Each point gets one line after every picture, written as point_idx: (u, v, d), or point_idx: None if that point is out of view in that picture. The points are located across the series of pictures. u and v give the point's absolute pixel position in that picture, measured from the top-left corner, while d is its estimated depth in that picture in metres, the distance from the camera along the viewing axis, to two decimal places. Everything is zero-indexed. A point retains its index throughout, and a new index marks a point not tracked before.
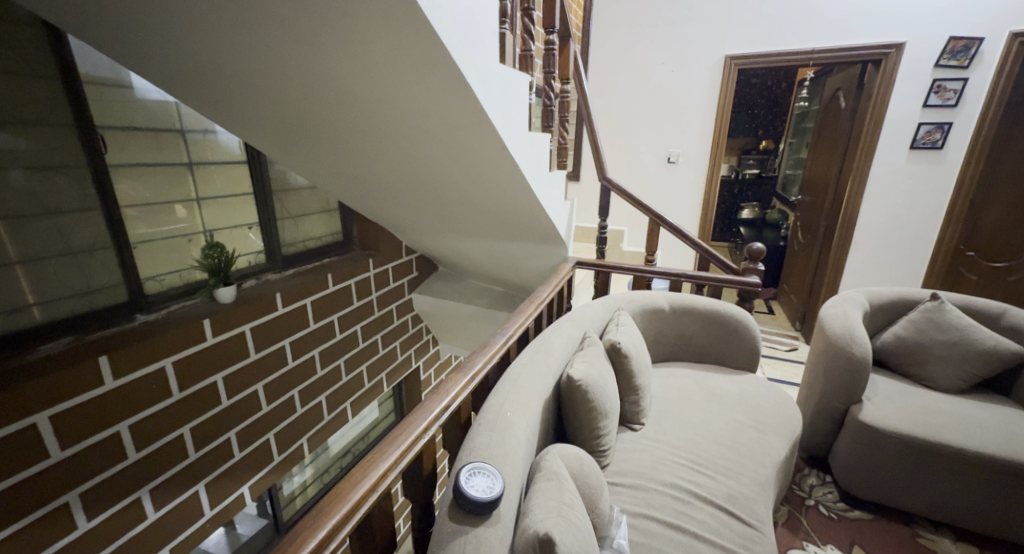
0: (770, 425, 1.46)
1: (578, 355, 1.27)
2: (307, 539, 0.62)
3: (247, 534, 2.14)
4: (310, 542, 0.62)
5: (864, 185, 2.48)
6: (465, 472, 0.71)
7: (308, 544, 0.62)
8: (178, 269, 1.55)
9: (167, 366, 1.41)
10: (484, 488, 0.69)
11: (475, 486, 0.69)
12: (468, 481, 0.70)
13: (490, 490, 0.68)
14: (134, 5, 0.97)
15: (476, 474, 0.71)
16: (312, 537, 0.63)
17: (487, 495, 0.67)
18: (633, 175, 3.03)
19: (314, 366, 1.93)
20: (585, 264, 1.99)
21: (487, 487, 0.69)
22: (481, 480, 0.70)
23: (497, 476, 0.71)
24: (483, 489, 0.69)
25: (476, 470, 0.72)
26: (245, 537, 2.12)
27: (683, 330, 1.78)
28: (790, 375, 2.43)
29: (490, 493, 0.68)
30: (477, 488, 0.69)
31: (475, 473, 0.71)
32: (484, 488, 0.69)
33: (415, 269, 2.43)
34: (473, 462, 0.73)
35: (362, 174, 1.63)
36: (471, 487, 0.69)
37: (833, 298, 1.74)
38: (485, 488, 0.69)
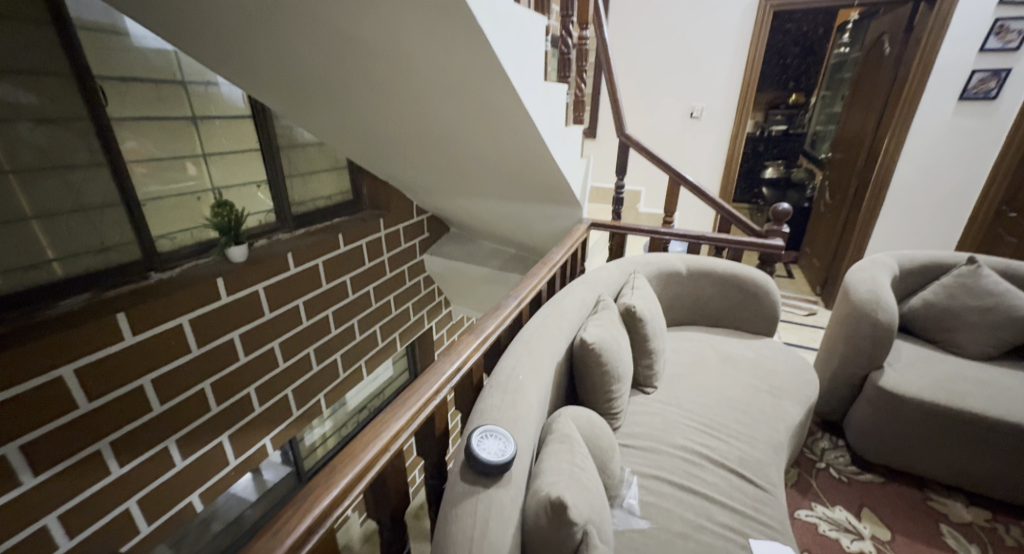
0: (785, 390, 1.43)
1: (592, 319, 1.25)
2: (319, 496, 0.63)
3: (272, 480, 2.26)
4: (323, 499, 0.62)
5: (903, 141, 2.33)
6: (476, 434, 0.70)
7: (322, 502, 0.62)
8: (189, 227, 1.54)
9: (184, 323, 1.43)
10: (497, 451, 0.68)
11: (487, 449, 0.68)
12: (480, 444, 0.69)
13: (501, 454, 0.67)
14: None
15: (487, 438, 0.70)
16: (325, 495, 0.63)
17: (499, 458, 0.67)
18: (653, 131, 2.90)
19: (328, 326, 1.95)
20: (601, 225, 1.93)
21: (499, 450, 0.68)
22: (492, 443, 0.69)
23: (509, 439, 0.70)
24: (495, 452, 0.68)
25: (488, 432, 0.71)
26: (270, 483, 2.24)
27: (700, 294, 1.73)
28: (806, 340, 2.39)
29: (502, 457, 0.67)
30: (488, 451, 0.68)
31: (487, 435, 0.70)
32: (496, 451, 0.68)
33: (426, 230, 2.39)
34: (486, 424, 0.72)
35: (367, 128, 1.57)
36: (483, 450, 0.68)
37: (861, 262, 1.66)
38: (496, 451, 0.68)
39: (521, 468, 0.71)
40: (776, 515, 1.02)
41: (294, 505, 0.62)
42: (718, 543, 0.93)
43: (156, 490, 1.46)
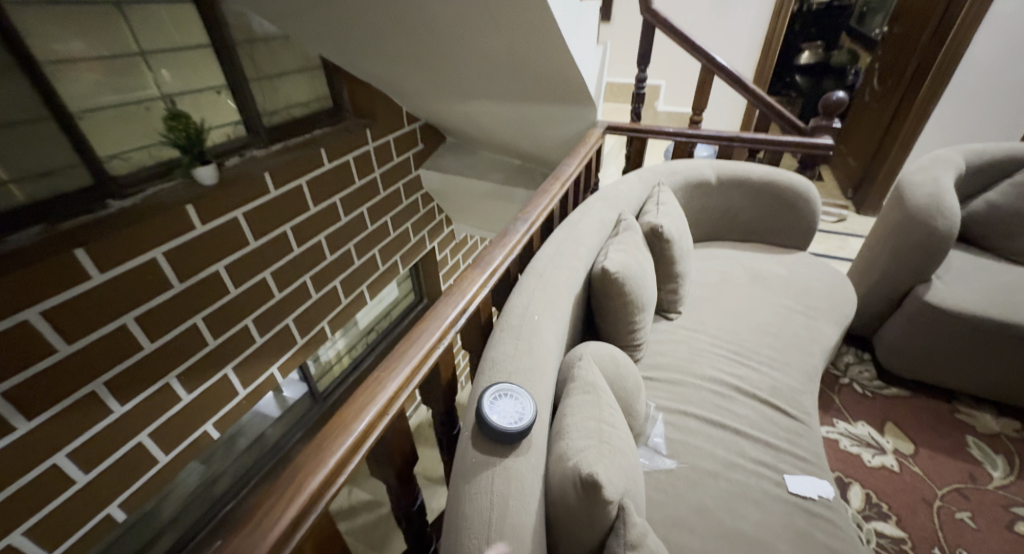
0: (821, 309, 1.32)
1: (613, 242, 1.09)
2: (308, 478, 0.53)
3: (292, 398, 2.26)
4: (312, 481, 0.53)
5: (985, 9, 1.94)
6: (488, 394, 0.59)
7: (310, 484, 0.53)
8: (144, 145, 1.36)
9: (158, 257, 1.29)
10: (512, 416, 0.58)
11: (500, 409, 0.58)
12: (493, 405, 0.58)
13: (515, 422, 0.57)
14: None
15: (502, 399, 0.59)
16: (314, 476, 0.53)
17: (513, 426, 0.56)
18: (680, 9, 2.47)
19: (323, 252, 1.81)
20: (618, 128, 1.68)
21: (514, 416, 0.57)
22: (507, 407, 0.58)
23: (528, 400, 0.59)
24: (510, 416, 0.57)
25: (503, 391, 0.60)
26: (291, 400, 2.24)
27: (729, 205, 1.55)
28: (835, 250, 2.23)
29: (516, 424, 0.56)
30: (500, 416, 0.57)
31: (500, 395, 0.60)
32: (512, 415, 0.57)
33: (419, 141, 2.14)
34: (502, 384, 0.60)
35: (339, 12, 1.28)
36: (495, 413, 0.57)
37: (921, 162, 1.44)
38: (512, 415, 0.57)
39: (541, 427, 0.62)
40: (811, 447, 0.95)
41: (276, 491, 0.52)
42: (751, 480, 0.86)
43: (165, 424, 1.44)
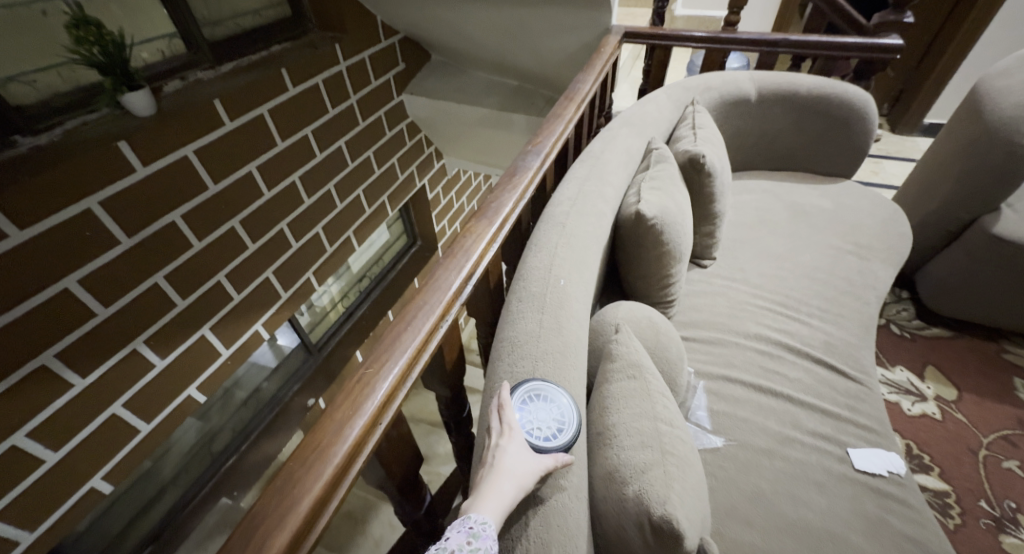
0: (875, 249, 1.17)
1: (645, 176, 0.90)
2: (271, 539, 0.39)
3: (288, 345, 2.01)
4: (280, 536, 0.39)
5: None
6: (520, 394, 0.49)
7: (279, 539, 0.39)
8: (52, 65, 1.07)
9: (94, 208, 1.07)
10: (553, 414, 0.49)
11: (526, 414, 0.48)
12: (520, 411, 0.48)
13: (551, 439, 0.47)
14: None
15: (534, 400, 0.49)
16: (279, 535, 0.39)
17: (545, 444, 0.47)
18: None
19: (299, 195, 1.58)
20: (637, 35, 1.40)
21: (550, 432, 0.47)
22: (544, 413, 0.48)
23: (568, 404, 0.49)
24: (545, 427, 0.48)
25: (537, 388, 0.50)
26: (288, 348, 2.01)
27: (769, 127, 1.32)
28: (868, 176, 2.04)
29: (550, 443, 0.47)
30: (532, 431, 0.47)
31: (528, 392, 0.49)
32: (548, 426, 0.48)
33: (401, 60, 1.84)
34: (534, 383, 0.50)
35: None
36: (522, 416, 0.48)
37: (1007, 66, 1.22)
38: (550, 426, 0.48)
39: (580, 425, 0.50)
40: (875, 413, 0.87)
41: None
42: (812, 458, 0.78)
43: (141, 393, 1.30)
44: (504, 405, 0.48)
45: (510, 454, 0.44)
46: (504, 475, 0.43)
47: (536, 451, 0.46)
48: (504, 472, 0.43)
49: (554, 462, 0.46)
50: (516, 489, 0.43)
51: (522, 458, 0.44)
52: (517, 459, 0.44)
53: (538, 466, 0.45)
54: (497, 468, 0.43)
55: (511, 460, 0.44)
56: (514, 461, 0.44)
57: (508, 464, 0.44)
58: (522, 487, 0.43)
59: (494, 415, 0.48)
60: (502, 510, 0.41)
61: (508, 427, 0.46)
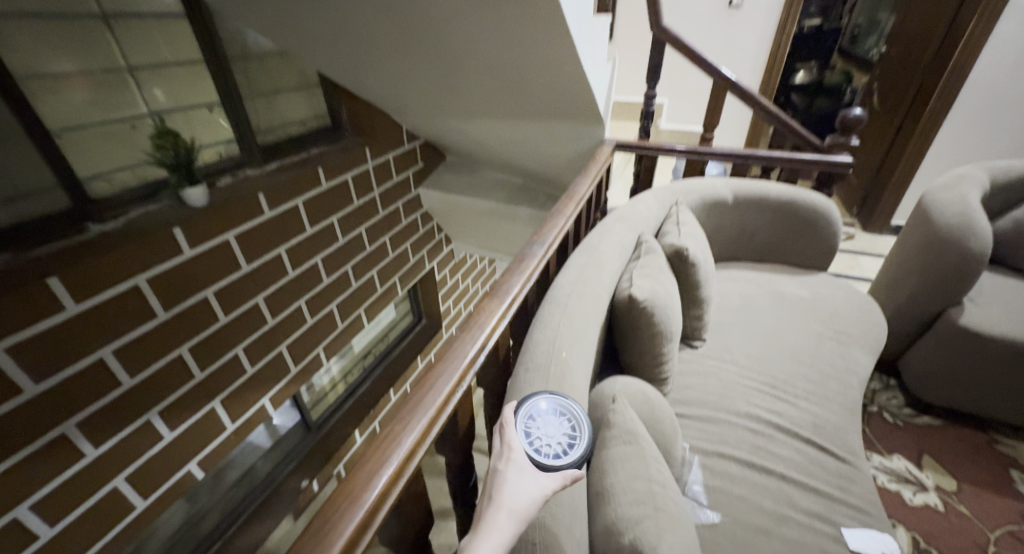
0: (852, 336, 1.28)
1: (636, 266, 1.02)
2: None
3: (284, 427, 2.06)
4: None
5: (990, 26, 1.93)
6: (542, 407, 0.60)
7: None
8: (131, 165, 1.27)
9: (142, 284, 1.19)
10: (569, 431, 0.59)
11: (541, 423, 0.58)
12: (524, 432, 0.56)
13: (553, 458, 0.54)
14: None
15: (546, 420, 0.58)
16: None
17: (547, 459, 0.53)
18: (684, 25, 2.39)
19: (319, 275, 1.71)
20: (627, 146, 1.63)
21: (555, 451, 0.55)
22: (558, 425, 0.58)
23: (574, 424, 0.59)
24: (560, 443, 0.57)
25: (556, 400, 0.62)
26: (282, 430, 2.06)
27: (746, 225, 1.49)
28: (847, 269, 2.20)
29: (552, 461, 0.53)
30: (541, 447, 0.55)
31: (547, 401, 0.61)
32: (553, 445, 0.55)
33: (420, 159, 2.09)
34: (550, 396, 0.62)
35: (339, 25, 1.22)
36: (531, 434, 0.56)
37: (945, 180, 1.43)
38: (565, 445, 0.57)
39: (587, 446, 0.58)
40: (866, 494, 0.91)
41: None
42: (808, 538, 0.81)
43: (147, 465, 1.31)
44: (506, 425, 0.55)
45: (509, 482, 0.50)
46: (503, 509, 0.48)
47: (537, 472, 0.52)
48: (502, 505, 0.48)
49: (554, 483, 0.51)
50: (515, 520, 0.47)
51: (517, 488, 0.50)
52: (515, 488, 0.50)
53: (537, 494, 0.50)
54: (495, 501, 0.48)
55: (508, 492, 0.49)
56: (510, 493, 0.49)
57: (506, 493, 0.49)
58: (522, 517, 0.48)
59: (499, 438, 0.55)
60: (502, 540, 0.45)
61: (506, 450, 0.52)
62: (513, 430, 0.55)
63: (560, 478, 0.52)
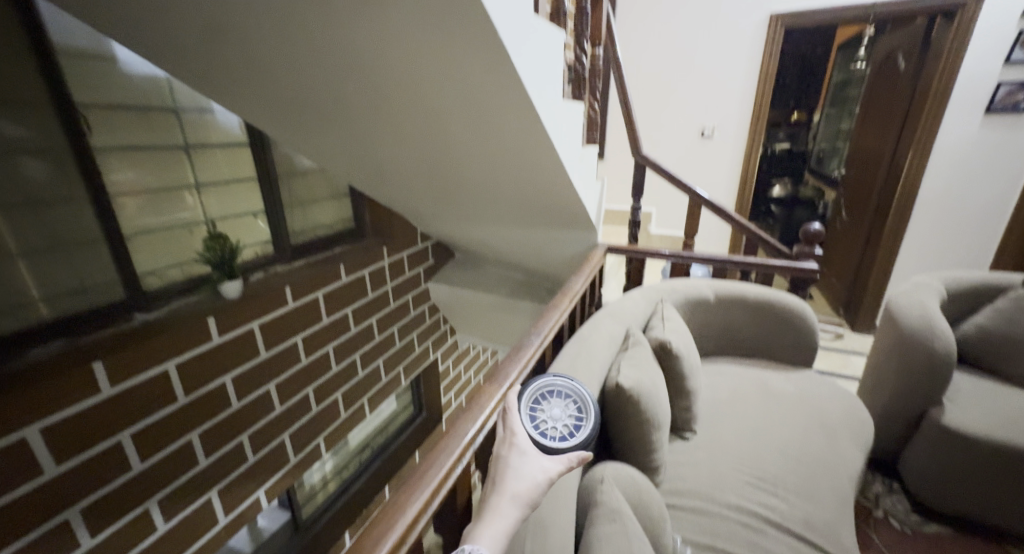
0: (839, 431, 1.33)
1: (624, 357, 1.13)
2: None
3: (268, 529, 1.94)
4: None
5: (928, 155, 2.24)
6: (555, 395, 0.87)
7: None
8: (180, 262, 1.41)
9: (170, 369, 1.28)
10: (571, 414, 0.84)
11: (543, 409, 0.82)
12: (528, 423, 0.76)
13: (553, 439, 0.75)
14: None
15: (550, 410, 0.82)
16: None
17: (549, 437, 0.76)
18: (665, 149, 2.75)
19: (328, 363, 1.80)
20: (618, 249, 1.82)
21: (555, 435, 0.76)
22: (562, 413, 0.83)
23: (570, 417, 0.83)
24: (562, 424, 0.82)
25: (561, 388, 0.88)
26: (266, 532, 1.92)
27: (730, 323, 1.62)
28: (838, 367, 2.28)
29: (552, 441, 0.75)
30: (543, 431, 0.77)
31: (550, 389, 0.86)
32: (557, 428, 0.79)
33: (430, 257, 2.29)
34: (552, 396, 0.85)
35: (375, 154, 1.48)
36: (532, 424, 0.77)
37: (906, 287, 1.60)
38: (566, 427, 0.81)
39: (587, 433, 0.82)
40: None
41: None
42: None
43: None
44: (512, 417, 0.75)
45: (512, 466, 0.67)
46: (508, 492, 0.64)
47: (538, 455, 0.71)
48: (507, 488, 0.65)
49: (551, 463, 0.70)
50: (517, 497, 0.64)
51: (520, 470, 0.67)
52: (517, 473, 0.67)
53: (537, 474, 0.67)
54: (502, 486, 0.65)
55: (512, 476, 0.66)
56: (513, 476, 0.66)
57: (511, 476, 0.66)
58: (522, 492, 0.65)
59: (505, 432, 0.73)
60: (508, 506, 0.62)
61: (512, 440, 0.71)
62: (517, 418, 0.75)
63: (556, 459, 0.71)
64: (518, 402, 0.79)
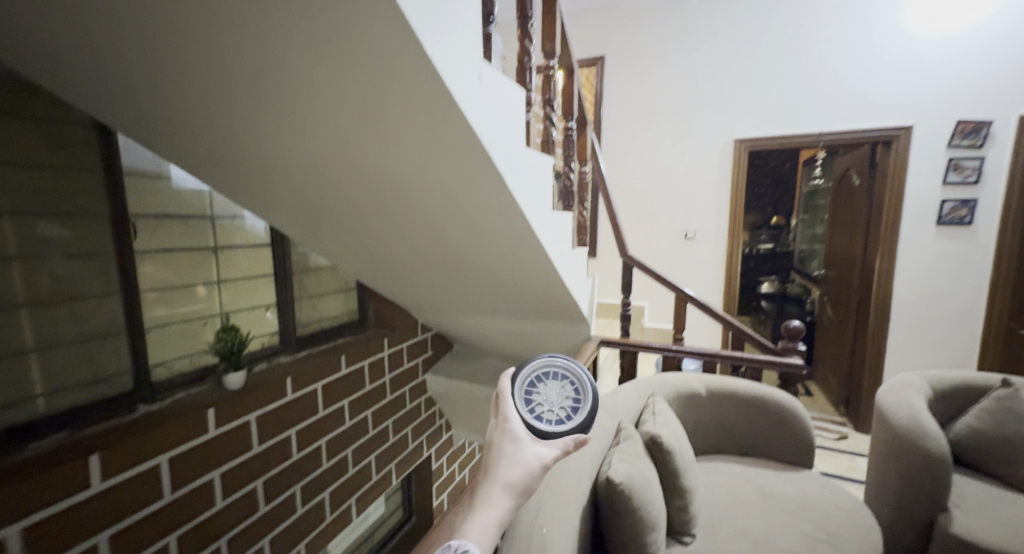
0: (843, 537, 1.28)
1: (616, 452, 1.14)
2: None
3: None
4: None
5: (894, 258, 2.42)
6: (551, 374, 0.87)
7: None
8: (190, 353, 1.47)
9: (162, 463, 1.26)
10: (567, 397, 0.85)
11: (536, 391, 0.82)
12: (523, 405, 0.77)
13: (547, 424, 0.76)
14: (199, 106, 1.02)
15: (544, 391, 0.83)
16: None
17: (541, 419, 0.77)
18: (652, 250, 2.95)
19: (319, 458, 1.77)
20: (610, 342, 1.89)
21: (551, 419, 0.78)
22: (557, 395, 0.84)
23: (566, 403, 0.83)
24: (558, 406, 0.82)
25: (557, 370, 0.88)
26: None
27: (724, 418, 1.63)
28: (845, 470, 2.22)
29: (545, 426, 0.76)
30: (539, 416, 0.77)
31: (546, 373, 0.87)
32: (552, 413, 0.80)
33: (429, 348, 2.35)
34: (547, 375, 0.86)
35: (383, 254, 1.62)
36: (528, 407, 0.78)
37: (891, 385, 1.65)
38: (563, 410, 0.82)
39: (583, 415, 0.83)
40: None
41: None
42: None
43: None
44: (505, 398, 0.75)
45: (505, 458, 0.68)
46: (499, 484, 0.65)
47: (533, 441, 0.71)
48: (498, 479, 0.66)
49: (547, 452, 0.70)
50: (508, 487, 0.65)
51: (512, 459, 0.68)
52: (509, 465, 0.68)
53: (532, 462, 0.69)
54: (493, 476, 0.66)
55: (504, 467, 0.67)
56: (506, 465, 0.67)
57: (505, 465, 0.67)
58: (514, 482, 0.66)
59: (498, 415, 0.74)
60: (498, 498, 0.64)
61: (506, 424, 0.71)
62: (511, 402, 0.74)
63: (555, 447, 0.71)
64: (512, 385, 0.79)
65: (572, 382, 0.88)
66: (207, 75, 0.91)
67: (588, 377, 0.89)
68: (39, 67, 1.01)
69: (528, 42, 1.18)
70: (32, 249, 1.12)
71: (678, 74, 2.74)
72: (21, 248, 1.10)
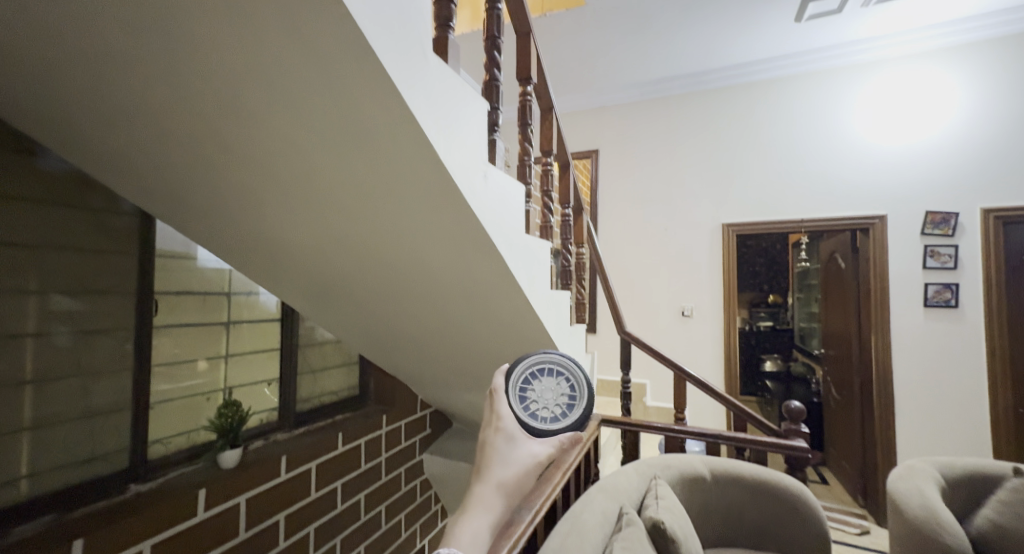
0: None
1: (618, 540, 1.09)
2: None
3: None
4: None
5: (888, 337, 2.45)
6: (548, 370, 1.00)
7: None
8: (188, 430, 1.46)
9: (144, 550, 1.21)
10: (561, 393, 0.98)
11: (534, 388, 0.96)
12: (518, 404, 0.92)
13: (540, 420, 0.91)
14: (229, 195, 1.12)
15: (539, 388, 0.96)
16: None
17: (535, 415, 0.91)
18: (649, 328, 2.99)
19: (307, 548, 1.67)
20: (612, 421, 1.86)
21: (545, 417, 0.91)
22: (552, 392, 0.97)
23: (560, 400, 0.96)
24: (551, 402, 0.96)
25: (552, 366, 1.01)
26: None
27: (731, 504, 1.56)
28: None
29: (538, 422, 0.90)
30: (533, 412, 0.92)
31: (542, 370, 1.00)
32: (546, 409, 0.93)
33: (427, 426, 2.30)
34: (542, 372, 0.99)
35: (388, 330, 1.68)
36: (522, 405, 0.92)
37: (901, 472, 1.60)
38: (558, 406, 0.95)
39: (578, 411, 0.95)
40: None
41: None
42: None
43: None
44: (500, 397, 0.91)
45: (499, 450, 0.85)
46: (491, 482, 0.81)
47: (525, 438, 0.88)
48: (492, 479, 0.82)
49: (536, 448, 0.87)
50: (501, 483, 0.82)
51: (507, 456, 0.85)
52: (502, 457, 0.85)
53: (521, 458, 0.85)
54: (488, 475, 0.82)
55: (498, 467, 0.83)
56: (501, 464, 0.84)
57: (499, 463, 0.84)
58: (506, 477, 0.82)
59: (493, 411, 0.90)
60: (492, 493, 0.81)
61: (500, 423, 0.87)
62: (503, 402, 0.90)
63: (543, 445, 0.87)
64: (507, 384, 0.94)
65: (569, 379, 1.01)
66: (239, 170, 1.03)
67: (581, 376, 1.01)
68: (70, 145, 1.09)
69: (528, 144, 1.32)
70: (50, 326, 1.17)
71: (666, 165, 2.96)
72: (38, 325, 1.15)
